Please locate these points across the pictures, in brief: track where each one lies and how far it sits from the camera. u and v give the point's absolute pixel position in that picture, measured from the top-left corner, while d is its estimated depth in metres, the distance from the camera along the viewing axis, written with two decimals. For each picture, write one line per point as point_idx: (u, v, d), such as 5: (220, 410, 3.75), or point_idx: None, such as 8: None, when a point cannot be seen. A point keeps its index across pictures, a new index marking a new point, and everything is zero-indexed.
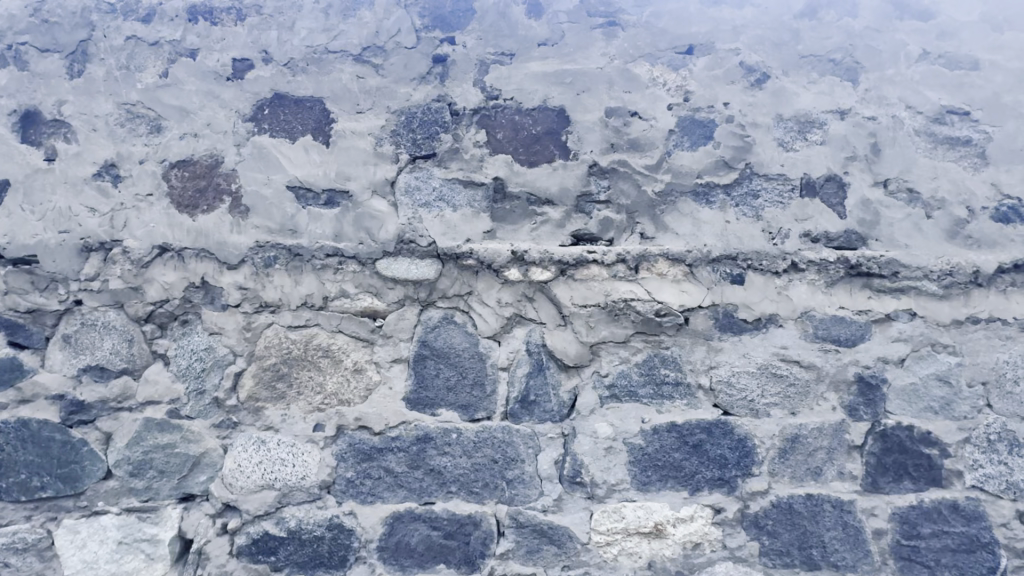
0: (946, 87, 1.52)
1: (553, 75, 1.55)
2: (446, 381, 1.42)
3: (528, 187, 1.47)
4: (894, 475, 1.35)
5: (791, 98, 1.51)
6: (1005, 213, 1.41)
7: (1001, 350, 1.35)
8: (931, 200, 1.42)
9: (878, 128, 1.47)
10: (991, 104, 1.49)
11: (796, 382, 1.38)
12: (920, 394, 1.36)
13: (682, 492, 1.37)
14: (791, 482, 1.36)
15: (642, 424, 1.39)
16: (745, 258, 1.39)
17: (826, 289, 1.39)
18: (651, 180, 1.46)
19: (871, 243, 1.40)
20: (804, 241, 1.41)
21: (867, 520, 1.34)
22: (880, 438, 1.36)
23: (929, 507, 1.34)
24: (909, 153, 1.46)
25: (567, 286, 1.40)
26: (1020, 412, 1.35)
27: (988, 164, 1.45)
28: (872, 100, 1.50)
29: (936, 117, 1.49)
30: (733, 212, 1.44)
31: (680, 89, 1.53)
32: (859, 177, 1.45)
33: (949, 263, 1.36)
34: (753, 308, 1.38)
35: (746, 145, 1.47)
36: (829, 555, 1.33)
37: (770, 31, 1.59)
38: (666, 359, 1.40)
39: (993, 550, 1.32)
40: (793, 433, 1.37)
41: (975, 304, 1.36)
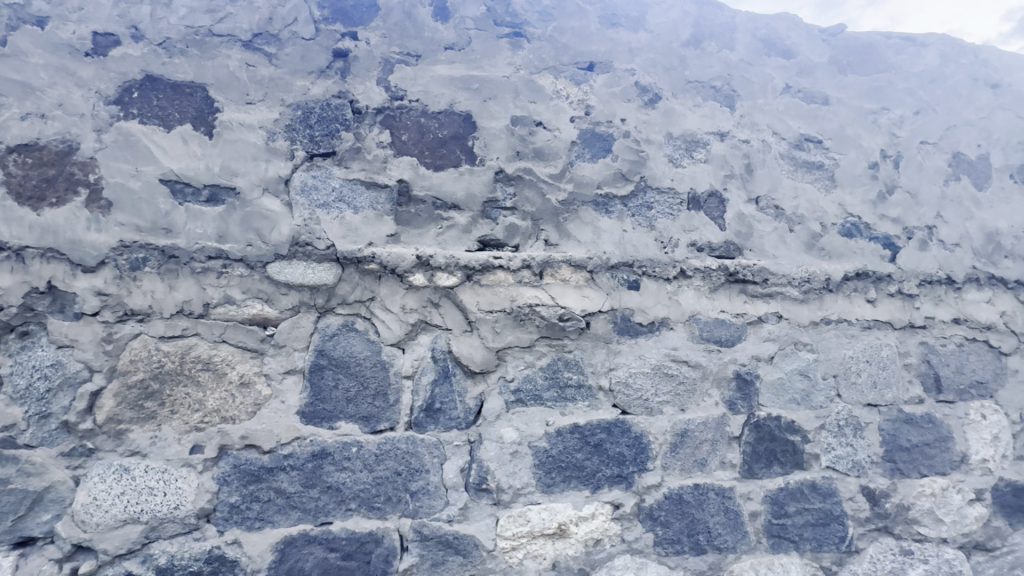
0: (804, 117, 1.74)
1: (459, 81, 1.54)
2: (345, 391, 1.34)
3: (433, 192, 1.45)
4: (765, 462, 1.50)
5: (679, 118, 1.63)
6: (849, 229, 1.64)
7: (847, 347, 1.57)
8: (793, 216, 1.62)
9: (751, 150, 1.65)
10: (838, 134, 1.73)
11: (684, 381, 1.49)
12: (786, 388, 1.53)
13: (584, 491, 1.42)
14: (681, 474, 1.46)
15: (546, 426, 1.42)
16: (639, 266, 1.48)
17: (709, 294, 1.51)
18: (555, 189, 1.50)
19: (746, 253, 1.56)
20: (690, 250, 1.53)
21: (744, 504, 1.48)
22: (754, 428, 1.51)
23: (794, 488, 1.51)
24: (776, 174, 1.65)
25: (473, 292, 1.40)
26: (862, 399, 1.57)
27: (837, 186, 1.68)
28: (746, 125, 1.68)
29: (797, 143, 1.70)
30: (629, 222, 1.53)
31: (582, 103, 1.60)
32: (735, 194, 1.60)
33: (807, 271, 1.55)
34: (647, 312, 1.47)
35: (641, 159, 1.57)
36: (713, 539, 1.45)
37: (662, 56, 1.71)
38: (569, 362, 1.44)
39: (842, 521, 1.52)
40: (682, 428, 1.47)
41: (827, 307, 1.57)
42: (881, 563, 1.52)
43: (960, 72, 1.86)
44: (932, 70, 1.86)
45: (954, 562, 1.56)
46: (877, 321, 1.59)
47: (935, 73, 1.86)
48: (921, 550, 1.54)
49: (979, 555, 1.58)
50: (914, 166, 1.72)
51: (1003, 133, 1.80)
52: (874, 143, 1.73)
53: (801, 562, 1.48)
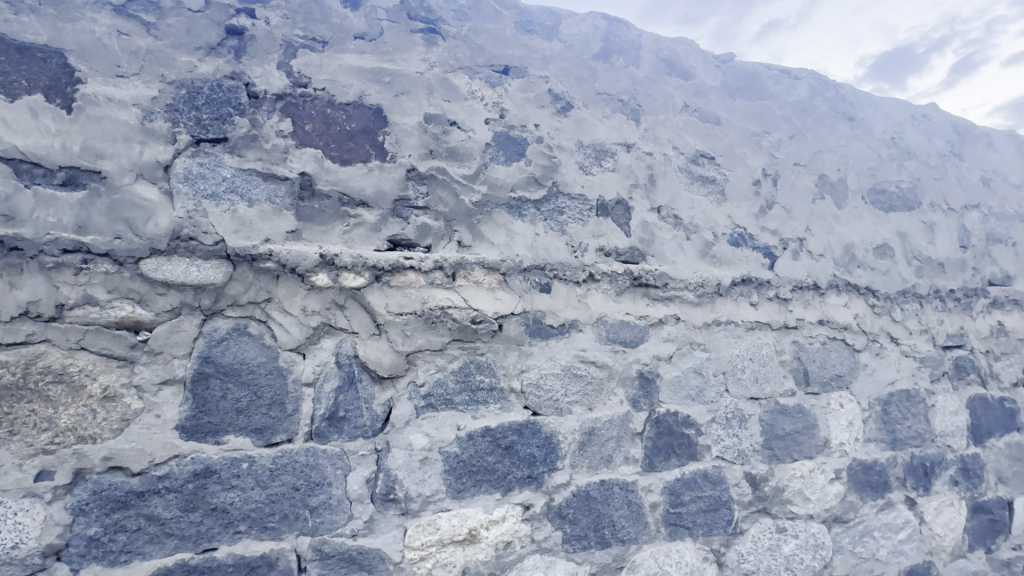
0: (699, 135, 1.88)
1: (370, 72, 1.47)
2: (235, 402, 1.22)
3: (340, 187, 1.37)
4: (664, 455, 1.60)
5: (589, 128, 1.69)
6: (737, 238, 1.80)
7: (734, 346, 1.72)
8: (689, 225, 1.74)
9: (653, 162, 1.75)
10: (727, 152, 1.89)
11: (592, 380, 1.54)
12: (683, 385, 1.64)
13: (495, 495, 1.41)
14: (588, 472, 1.51)
15: (458, 431, 1.39)
16: (551, 269, 1.51)
17: (615, 297, 1.58)
18: (468, 190, 1.49)
19: (648, 258, 1.65)
20: (599, 255, 1.59)
21: (645, 496, 1.56)
22: (655, 424, 1.60)
23: (689, 478, 1.62)
24: (675, 186, 1.77)
25: (381, 294, 1.34)
26: (746, 394, 1.73)
27: (727, 200, 1.84)
28: (649, 138, 1.78)
29: (693, 158, 1.83)
30: (542, 226, 1.55)
31: (496, 106, 1.60)
32: (640, 203, 1.70)
33: (701, 277, 1.68)
34: (558, 314, 1.51)
35: (553, 165, 1.60)
36: (618, 532, 1.51)
37: (574, 66, 1.76)
38: (481, 365, 1.43)
39: (729, 506, 1.66)
40: (589, 427, 1.52)
41: (718, 310, 1.71)
42: (761, 541, 1.68)
43: (825, 104, 2.13)
44: (804, 101, 2.10)
45: (818, 535, 1.77)
46: (758, 322, 1.76)
47: (805, 104, 2.10)
48: (793, 527, 1.73)
49: (838, 527, 1.80)
50: (789, 184, 1.94)
51: (856, 160, 2.09)
52: (757, 162, 1.92)
53: (695, 547, 1.60)
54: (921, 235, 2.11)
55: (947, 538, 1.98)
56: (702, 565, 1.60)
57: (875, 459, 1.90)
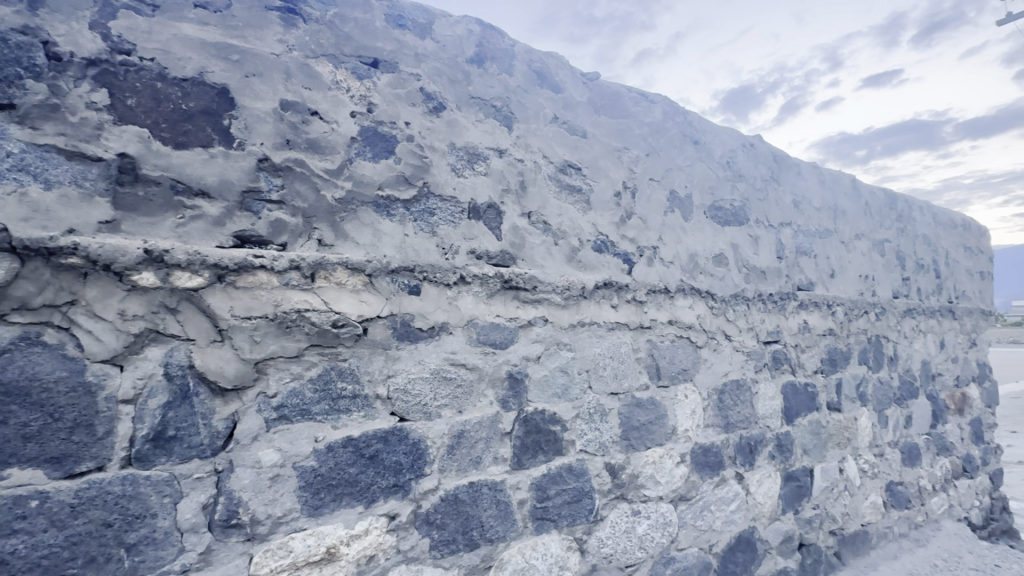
0: (568, 146, 1.97)
1: (214, 47, 1.31)
2: (21, 427, 1.00)
3: (172, 173, 1.20)
4: (532, 452, 1.66)
5: (462, 130, 1.69)
6: (600, 245, 1.93)
7: (596, 345, 1.84)
8: (557, 232, 1.83)
9: (524, 169, 1.80)
10: (592, 164, 2.01)
11: (461, 383, 1.54)
12: (550, 383, 1.72)
13: (357, 508, 1.34)
14: (457, 475, 1.50)
15: (315, 443, 1.30)
16: (421, 270, 1.48)
17: (486, 299, 1.60)
18: (331, 186, 1.40)
19: (519, 262, 1.70)
20: (470, 257, 1.60)
21: (513, 494, 1.60)
22: (523, 423, 1.65)
23: (554, 473, 1.70)
24: (545, 193, 1.84)
25: (224, 296, 1.19)
26: (607, 389, 1.87)
27: (592, 209, 1.96)
28: (521, 146, 1.83)
29: (562, 168, 1.92)
30: (411, 227, 1.51)
31: (363, 99, 1.52)
32: (511, 208, 1.74)
33: (568, 281, 1.78)
34: (427, 317, 1.48)
35: (424, 165, 1.57)
36: (486, 533, 1.53)
37: (446, 67, 1.73)
38: (343, 372, 1.35)
39: (591, 496, 1.77)
40: (459, 429, 1.52)
41: (582, 311, 1.82)
42: (618, 525, 1.82)
43: (674, 128, 2.38)
44: (658, 123, 2.32)
45: (667, 514, 1.96)
46: (618, 323, 1.91)
47: (660, 126, 2.32)
48: (645, 509, 1.90)
49: (682, 505, 2.02)
50: (644, 198, 2.13)
51: (700, 179, 2.37)
52: (618, 175, 2.07)
53: (559, 538, 1.68)
54: (748, 246, 2.47)
55: (766, 504, 2.34)
56: (566, 554, 1.69)
57: (712, 442, 2.17)
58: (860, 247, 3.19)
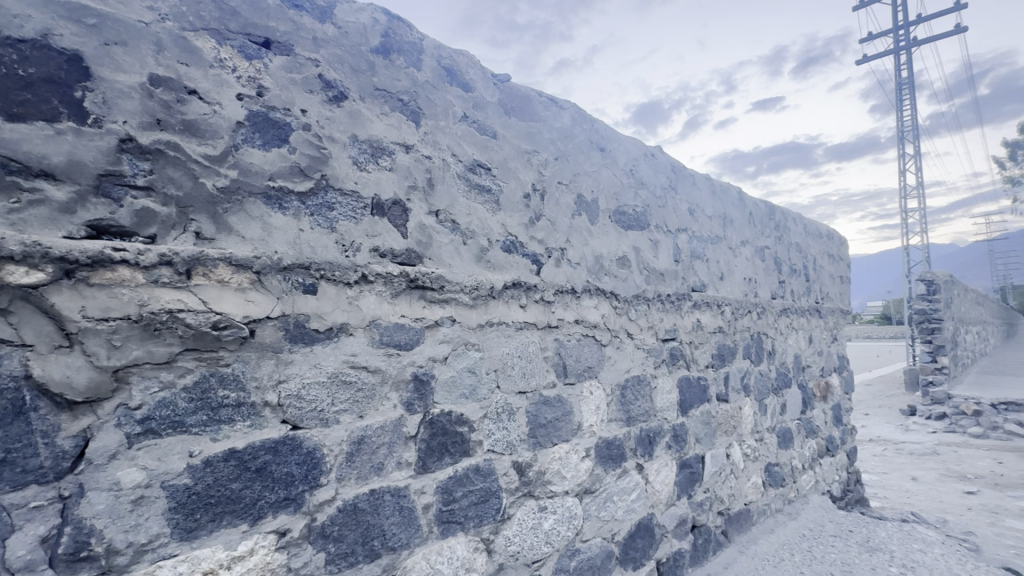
0: (477, 145, 1.95)
1: (63, 6, 1.13)
2: None
3: (4, 149, 1.02)
4: (438, 455, 1.63)
5: (365, 122, 1.61)
6: (508, 245, 1.95)
7: (505, 345, 1.86)
8: (466, 231, 1.82)
9: (432, 167, 1.76)
10: (502, 165, 2.02)
11: (362, 387, 1.47)
12: (457, 384, 1.70)
13: (240, 527, 1.23)
14: (357, 483, 1.43)
15: (190, 458, 1.17)
16: (317, 268, 1.39)
17: (390, 299, 1.55)
18: (211, 173, 1.27)
19: (425, 261, 1.67)
20: (373, 255, 1.53)
21: (418, 498, 1.56)
22: (429, 425, 1.62)
23: (461, 475, 1.68)
24: (453, 192, 1.81)
25: (73, 294, 1.04)
26: (515, 388, 1.88)
27: (501, 209, 1.97)
28: (428, 142, 1.78)
29: (471, 167, 1.90)
30: (307, 221, 1.42)
31: (251, 81, 1.40)
32: (417, 205, 1.69)
33: (476, 280, 1.77)
34: (324, 318, 1.40)
35: (322, 157, 1.48)
36: (388, 541, 1.47)
37: (349, 54, 1.63)
38: (225, 378, 1.23)
39: (498, 495, 1.78)
40: (359, 435, 1.45)
41: (491, 311, 1.82)
42: (525, 522, 1.85)
43: (582, 134, 2.45)
44: (567, 128, 2.38)
45: (572, 507, 2.03)
46: (526, 322, 1.94)
47: (568, 132, 2.38)
48: (552, 504, 1.95)
49: (587, 497, 2.10)
50: (553, 201, 2.18)
51: (605, 185, 2.47)
52: (527, 177, 2.10)
53: (466, 540, 1.66)
54: (649, 250, 2.62)
55: (663, 491, 2.50)
56: (472, 555, 1.68)
57: (615, 435, 2.28)
58: (745, 252, 3.52)
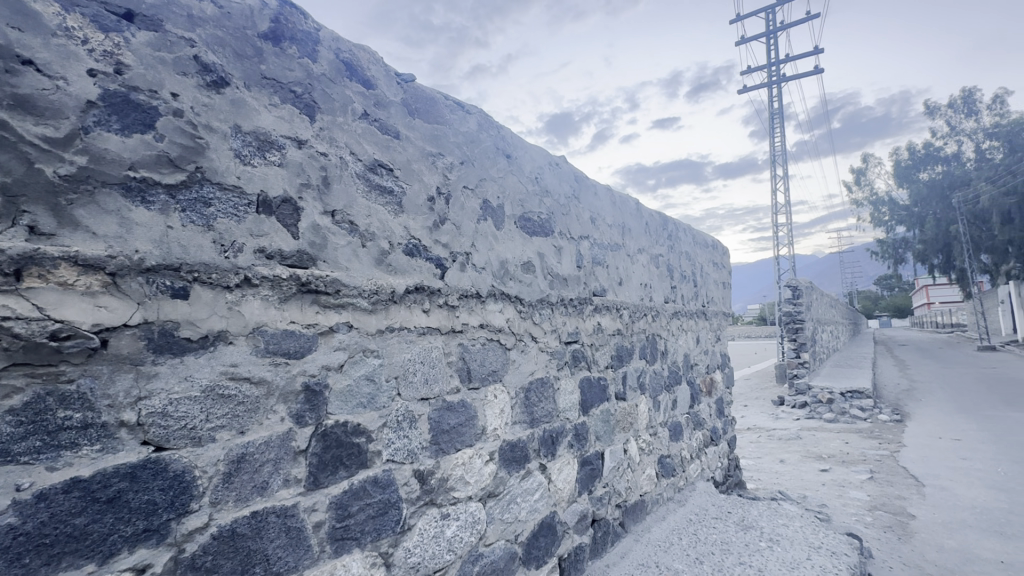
0: (378, 145, 1.89)
1: None
2: None
3: None
4: (331, 469, 1.54)
5: (250, 113, 1.49)
6: (411, 249, 1.91)
7: (406, 350, 1.81)
8: (365, 233, 1.74)
9: (328, 164, 1.67)
10: (406, 166, 1.97)
11: (244, 400, 1.35)
12: (353, 393, 1.63)
13: (86, 567, 1.06)
14: (236, 505, 1.31)
15: (17, 493, 0.99)
16: (190, 270, 1.26)
17: (278, 304, 1.44)
18: (52, 159, 1.10)
19: (319, 263, 1.57)
20: (258, 257, 1.42)
21: (308, 517, 1.46)
22: (321, 438, 1.53)
23: (357, 488, 1.60)
24: (351, 192, 1.73)
25: None
26: (417, 395, 1.84)
27: (404, 211, 1.91)
28: (324, 139, 1.69)
29: (371, 167, 1.83)
30: (178, 218, 1.27)
31: (107, 56, 1.23)
32: (311, 204, 1.59)
33: (376, 284, 1.71)
34: (198, 325, 1.27)
35: (197, 147, 1.34)
36: (273, 566, 1.36)
37: (232, 37, 1.49)
38: (68, 397, 1.06)
39: (398, 506, 1.72)
40: (239, 453, 1.33)
41: (392, 316, 1.77)
42: (427, 531, 1.81)
43: (489, 140, 2.46)
44: (473, 133, 2.37)
45: (476, 512, 2.02)
46: (429, 327, 1.91)
47: (475, 136, 2.38)
48: (454, 511, 1.93)
49: (491, 501, 2.11)
50: (459, 205, 2.17)
51: (511, 191, 2.51)
52: (432, 180, 2.06)
53: (361, 556, 1.59)
54: (552, 256, 2.71)
55: (566, 489, 2.59)
56: (369, 571, 1.61)
57: (518, 438, 2.31)
58: (641, 259, 3.77)
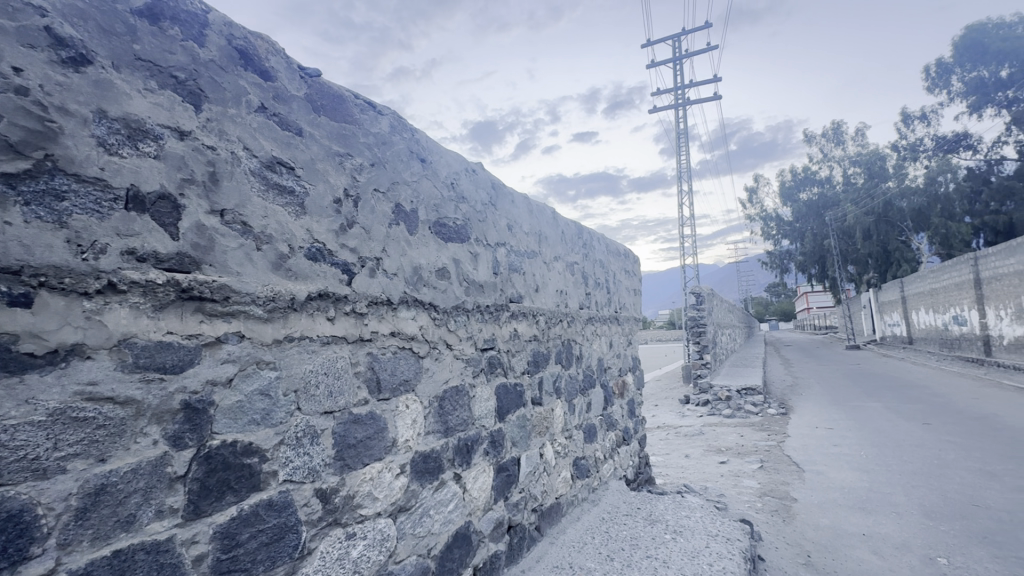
0: (278, 141, 1.76)
1: None
2: None
3: None
4: (216, 495, 1.40)
5: (119, 96, 1.33)
6: (315, 253, 1.79)
7: (307, 361, 1.69)
8: (260, 235, 1.61)
9: (216, 159, 1.53)
10: (309, 166, 1.85)
11: (105, 423, 1.19)
12: (244, 410, 1.49)
13: None
14: (93, 545, 1.14)
15: None
16: (35, 274, 1.10)
17: (152, 313, 1.29)
18: None
19: (205, 267, 1.43)
20: (126, 259, 1.26)
21: (186, 551, 1.31)
22: (205, 461, 1.38)
23: (248, 513, 1.47)
24: (244, 190, 1.60)
25: None
26: (319, 409, 1.73)
27: (306, 213, 1.80)
28: (212, 131, 1.54)
29: (268, 165, 1.70)
30: (19, 213, 1.11)
31: None
32: (195, 202, 1.45)
33: (272, 291, 1.58)
34: (44, 338, 1.11)
35: (47, 131, 1.18)
36: None
37: (95, 10, 1.33)
38: None
39: (296, 529, 1.60)
40: (98, 485, 1.16)
41: (291, 325, 1.64)
42: (330, 554, 1.70)
43: (402, 142, 2.38)
44: (385, 135, 2.27)
45: (385, 529, 1.93)
46: (333, 336, 1.80)
47: (387, 138, 2.28)
48: (361, 529, 1.83)
49: (402, 516, 2.03)
50: (369, 208, 2.07)
51: (425, 196, 2.45)
52: (339, 182, 1.95)
53: None
54: (468, 262, 2.69)
55: (481, 497, 2.57)
56: None
57: (431, 448, 2.26)
58: (557, 267, 3.87)
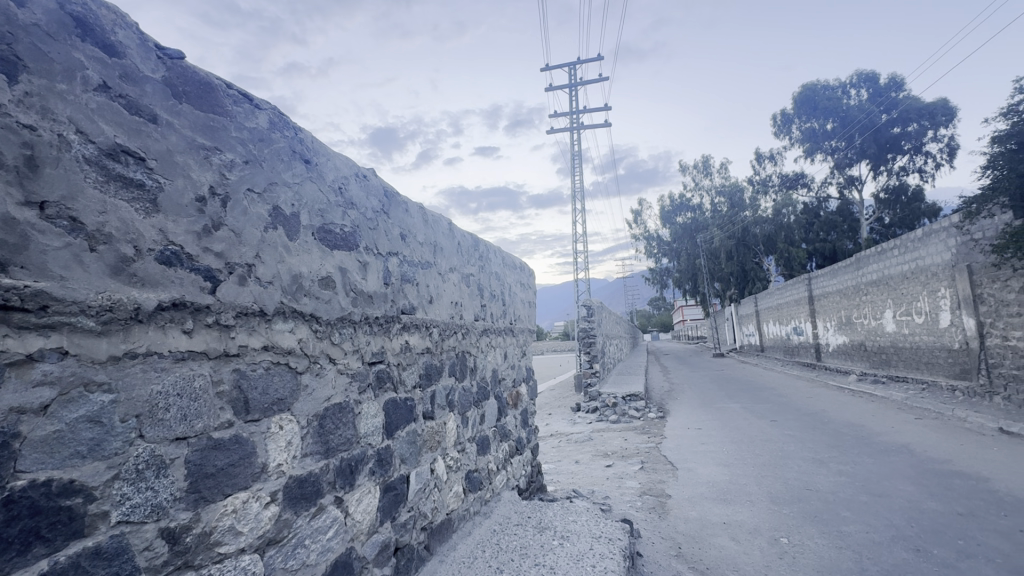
0: (124, 127, 1.53)
1: None
2: None
3: None
4: (19, 547, 1.17)
5: None
6: (169, 257, 1.57)
7: (155, 381, 1.48)
8: (96, 234, 1.39)
9: (35, 141, 1.30)
10: (164, 157, 1.63)
11: None
12: (64, 441, 1.27)
13: None
14: None
15: None
16: None
17: None
18: None
19: (15, 271, 1.21)
20: None
21: None
22: (3, 507, 1.15)
23: (64, 566, 1.25)
24: (75, 180, 1.37)
25: None
26: (169, 436, 1.51)
27: (159, 211, 1.58)
28: (31, 107, 1.31)
29: (110, 152, 1.47)
30: None
31: None
32: (2, 190, 1.22)
33: (109, 299, 1.37)
34: None
35: None
36: None
37: None
38: None
39: None
40: None
41: (133, 340, 1.43)
42: None
43: (284, 140, 2.18)
44: (262, 131, 2.06)
45: (250, 566, 1.73)
46: (190, 352, 1.59)
47: (265, 135, 2.08)
48: (219, 570, 1.62)
49: (271, 550, 1.83)
50: (241, 209, 1.87)
51: (309, 200, 2.29)
52: (203, 177, 1.74)
53: None
54: (356, 271, 2.56)
55: (366, 521, 2.42)
56: None
57: (309, 472, 2.08)
58: (452, 278, 3.84)
